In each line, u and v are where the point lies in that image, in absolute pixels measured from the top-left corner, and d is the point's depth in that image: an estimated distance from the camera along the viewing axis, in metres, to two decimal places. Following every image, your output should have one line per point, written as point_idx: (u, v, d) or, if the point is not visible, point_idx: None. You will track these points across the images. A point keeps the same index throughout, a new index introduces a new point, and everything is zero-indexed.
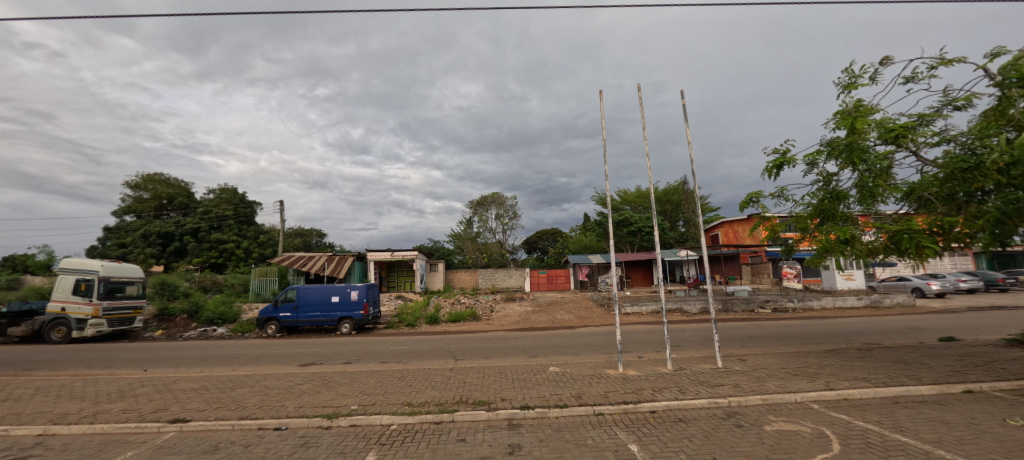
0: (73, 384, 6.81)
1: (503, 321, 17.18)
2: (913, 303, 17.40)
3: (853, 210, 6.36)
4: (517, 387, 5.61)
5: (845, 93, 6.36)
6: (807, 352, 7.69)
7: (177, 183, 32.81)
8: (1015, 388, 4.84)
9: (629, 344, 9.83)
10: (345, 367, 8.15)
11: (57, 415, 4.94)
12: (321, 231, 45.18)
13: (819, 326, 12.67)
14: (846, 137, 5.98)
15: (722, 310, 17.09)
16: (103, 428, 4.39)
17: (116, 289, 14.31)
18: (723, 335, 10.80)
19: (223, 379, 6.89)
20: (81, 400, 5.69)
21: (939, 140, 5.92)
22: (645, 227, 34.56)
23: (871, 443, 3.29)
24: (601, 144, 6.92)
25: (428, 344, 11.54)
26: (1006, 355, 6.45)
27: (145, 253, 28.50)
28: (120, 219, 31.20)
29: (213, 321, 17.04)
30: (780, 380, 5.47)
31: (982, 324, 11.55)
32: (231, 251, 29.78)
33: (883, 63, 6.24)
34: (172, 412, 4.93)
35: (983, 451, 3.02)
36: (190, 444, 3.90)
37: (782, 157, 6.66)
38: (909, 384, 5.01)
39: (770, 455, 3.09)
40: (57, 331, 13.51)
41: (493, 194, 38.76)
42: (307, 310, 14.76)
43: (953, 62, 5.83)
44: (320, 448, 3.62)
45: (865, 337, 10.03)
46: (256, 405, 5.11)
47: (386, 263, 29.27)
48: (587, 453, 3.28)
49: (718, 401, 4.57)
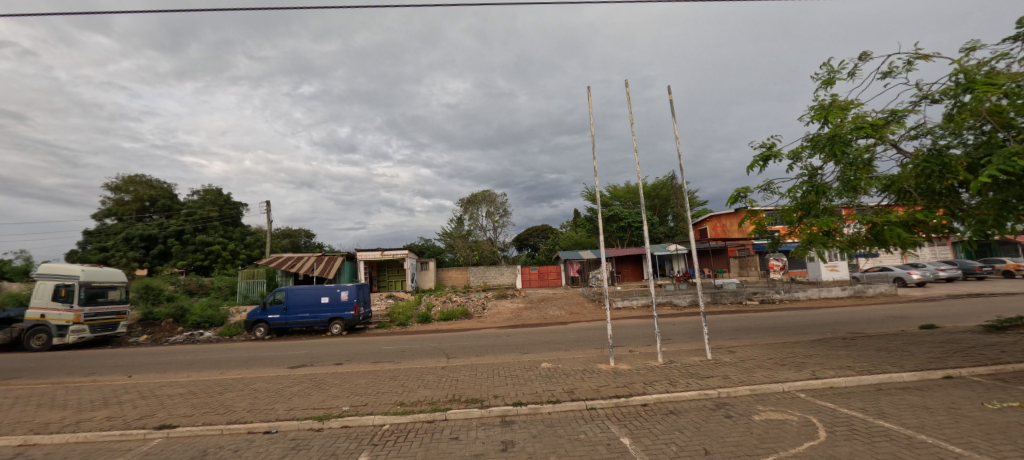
0: (54, 393, 6.58)
1: (495, 318, 17.21)
2: (895, 292, 17.80)
3: (835, 204, 6.46)
4: (509, 384, 5.59)
5: (825, 88, 6.48)
6: (794, 343, 7.84)
7: (159, 184, 32.01)
8: (992, 373, 5.00)
9: (619, 339, 9.93)
10: (336, 368, 8.05)
11: (39, 425, 4.78)
12: (309, 231, 44.57)
13: (805, 316, 12.95)
14: (826, 134, 6.14)
15: (711, 303, 17.44)
16: (86, 437, 4.26)
17: (98, 294, 13.90)
18: (711, 328, 10.98)
19: (211, 383, 6.74)
20: (63, 409, 5.51)
21: (916, 134, 6.05)
22: (634, 222, 35.08)
23: (856, 430, 3.35)
24: (590, 140, 6.82)
25: (420, 343, 11.47)
26: (983, 341, 6.67)
27: (127, 256, 27.79)
28: (99, 223, 30.31)
29: (200, 325, 16.75)
30: (768, 370, 5.57)
31: (961, 312, 11.90)
32: (217, 253, 29.24)
33: (861, 58, 6.37)
34: (158, 418, 4.80)
35: (963, 434, 3.11)
36: (179, 450, 3.82)
37: (767, 151, 6.76)
38: (892, 372, 5.14)
39: (759, 444, 3.14)
40: (37, 338, 13.04)
41: (483, 192, 38.60)
42: (296, 312, 14.53)
43: (929, 56, 5.96)
44: (311, 451, 3.55)
45: (850, 326, 10.28)
46: (245, 409, 5.01)
47: (376, 263, 29.01)
48: (579, 448, 3.29)
49: (708, 393, 4.63)
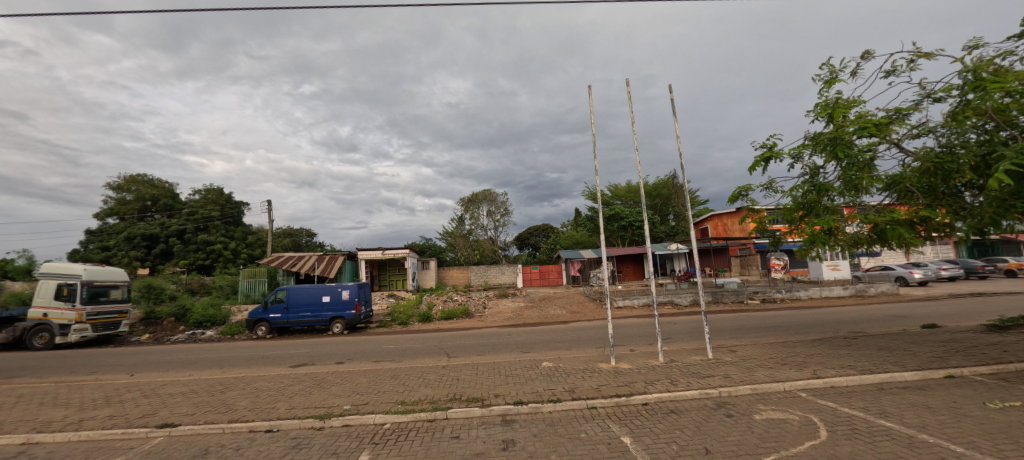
0: (56, 391, 6.60)
1: (495, 317, 17.22)
2: (897, 291, 17.74)
3: (836, 203, 6.44)
4: (510, 383, 5.59)
5: (826, 88, 6.47)
6: (795, 342, 7.83)
7: (161, 184, 32.09)
8: (994, 373, 4.98)
9: (621, 338, 9.92)
10: (337, 368, 8.07)
11: (41, 423, 4.79)
12: (311, 231, 44.59)
13: (806, 315, 12.93)
14: (827, 134, 6.11)
15: (712, 302, 17.46)
16: (89, 435, 4.28)
17: (100, 293, 13.94)
18: (713, 327, 10.97)
19: (212, 382, 6.76)
20: (65, 407, 5.53)
21: (919, 133, 6.04)
22: (635, 221, 35.07)
23: (856, 430, 3.35)
24: (591, 139, 6.86)
25: (421, 342, 11.49)
26: (986, 341, 6.64)
27: (129, 256, 27.87)
28: (101, 222, 30.40)
29: (202, 324, 16.79)
30: (769, 370, 5.57)
31: (963, 311, 11.87)
32: (219, 252, 29.28)
33: (863, 57, 6.35)
34: (160, 417, 4.81)
35: (964, 433, 3.11)
36: (181, 449, 3.84)
37: (769, 151, 6.74)
38: (893, 371, 5.13)
39: (760, 443, 3.15)
40: (39, 337, 13.07)
41: (483, 191, 38.60)
42: (297, 311, 14.55)
43: (931, 55, 5.95)
44: (313, 449, 3.57)
45: (851, 325, 10.27)
46: (247, 408, 5.01)
47: (377, 263, 29.06)
48: (579, 447, 3.29)
49: (709, 392, 4.63)
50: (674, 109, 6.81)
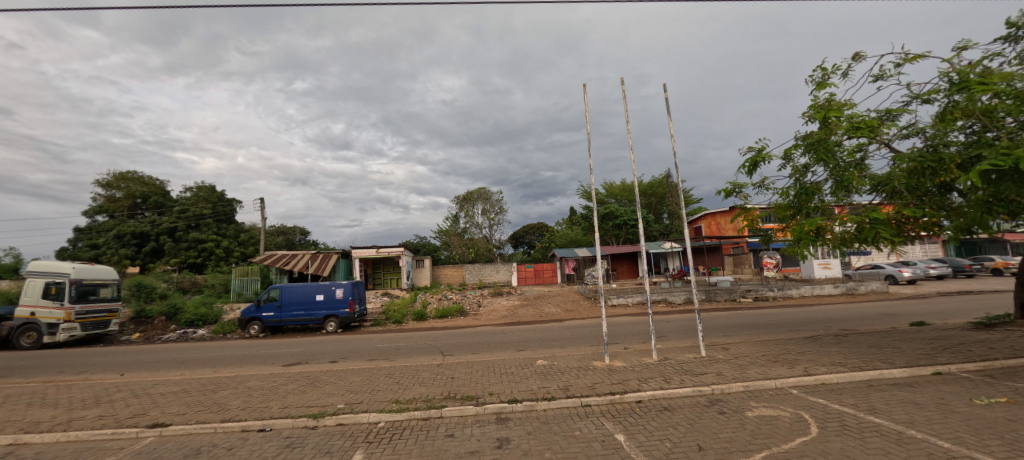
0: (45, 391, 6.49)
1: (491, 316, 17.26)
2: (886, 290, 18.04)
3: (826, 202, 6.50)
4: (505, 381, 5.61)
5: (817, 90, 6.54)
6: (786, 339, 7.93)
7: (151, 182, 31.69)
8: (980, 369, 5.10)
9: (615, 336, 9.96)
10: (331, 366, 8.03)
11: (30, 423, 4.72)
12: (304, 229, 44.17)
13: (798, 313, 13.05)
14: (816, 135, 6.18)
15: (706, 300, 17.62)
16: (78, 435, 4.21)
17: (88, 292, 13.69)
18: (706, 325, 11.07)
19: (204, 382, 6.68)
20: (54, 408, 5.42)
21: (907, 133, 6.12)
22: (630, 220, 35.20)
23: (847, 426, 3.39)
24: (586, 137, 6.73)
25: (415, 340, 11.46)
26: (972, 338, 6.76)
27: (119, 253, 27.49)
28: (90, 219, 29.93)
29: (193, 323, 16.57)
30: (761, 367, 5.62)
31: (952, 309, 12.07)
32: (210, 250, 28.76)
33: (854, 59, 6.42)
34: (151, 417, 4.74)
35: (952, 429, 3.15)
36: (172, 449, 3.79)
37: (757, 154, 6.80)
38: (883, 368, 5.20)
39: (751, 440, 3.16)
40: (28, 337, 12.86)
41: (479, 189, 38.43)
42: (290, 310, 14.42)
43: (919, 57, 6.04)
44: (307, 448, 3.55)
45: (841, 323, 10.42)
46: (240, 407, 4.98)
47: (372, 261, 28.90)
48: (574, 444, 3.30)
49: (702, 389, 4.66)
50: (668, 108, 6.85)
